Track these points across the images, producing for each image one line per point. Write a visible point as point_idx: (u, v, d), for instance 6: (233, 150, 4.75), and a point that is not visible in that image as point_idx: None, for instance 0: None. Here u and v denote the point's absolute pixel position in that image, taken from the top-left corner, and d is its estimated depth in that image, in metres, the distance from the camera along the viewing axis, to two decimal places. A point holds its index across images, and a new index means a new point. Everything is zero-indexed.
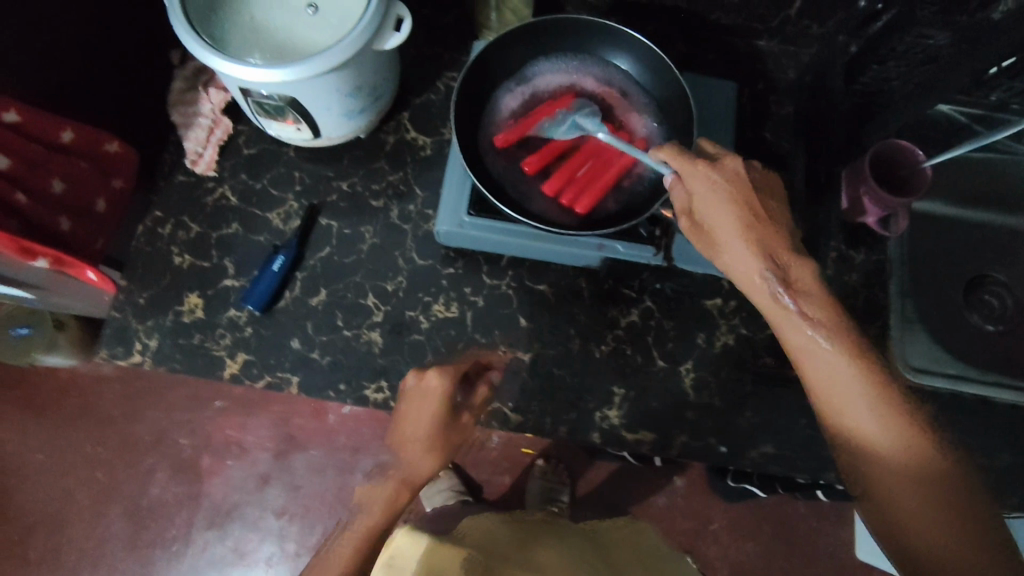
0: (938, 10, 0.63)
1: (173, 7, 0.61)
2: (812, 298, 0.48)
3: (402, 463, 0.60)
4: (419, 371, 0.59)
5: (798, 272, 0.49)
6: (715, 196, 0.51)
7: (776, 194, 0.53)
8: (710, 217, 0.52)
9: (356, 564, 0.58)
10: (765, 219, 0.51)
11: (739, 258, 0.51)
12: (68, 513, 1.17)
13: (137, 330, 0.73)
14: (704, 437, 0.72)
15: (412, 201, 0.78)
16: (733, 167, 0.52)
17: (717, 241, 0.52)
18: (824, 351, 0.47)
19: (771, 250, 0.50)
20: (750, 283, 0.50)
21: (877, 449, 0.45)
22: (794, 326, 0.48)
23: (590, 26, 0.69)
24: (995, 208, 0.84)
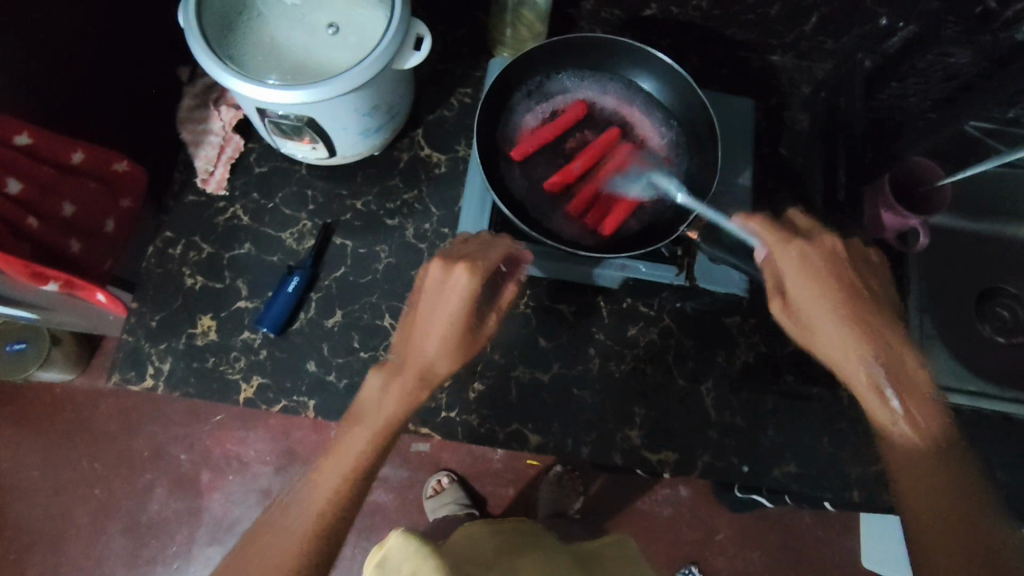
0: (961, 29, 0.64)
1: (192, 28, 0.59)
2: (913, 392, 0.53)
3: (419, 356, 0.54)
4: (446, 264, 0.54)
5: (899, 361, 0.53)
6: (816, 274, 0.55)
7: (870, 282, 0.57)
8: (814, 307, 0.54)
9: (367, 462, 0.54)
10: (868, 310, 0.54)
11: (840, 346, 0.53)
12: (65, 532, 1.16)
13: (150, 353, 0.71)
14: (726, 457, 0.71)
15: (428, 220, 0.77)
16: (836, 260, 0.56)
17: (816, 328, 0.54)
18: (913, 441, 0.52)
19: (876, 341, 0.53)
20: (845, 362, 0.53)
21: (941, 530, 0.49)
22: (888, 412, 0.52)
23: (611, 45, 0.70)
24: (1009, 223, 0.84)
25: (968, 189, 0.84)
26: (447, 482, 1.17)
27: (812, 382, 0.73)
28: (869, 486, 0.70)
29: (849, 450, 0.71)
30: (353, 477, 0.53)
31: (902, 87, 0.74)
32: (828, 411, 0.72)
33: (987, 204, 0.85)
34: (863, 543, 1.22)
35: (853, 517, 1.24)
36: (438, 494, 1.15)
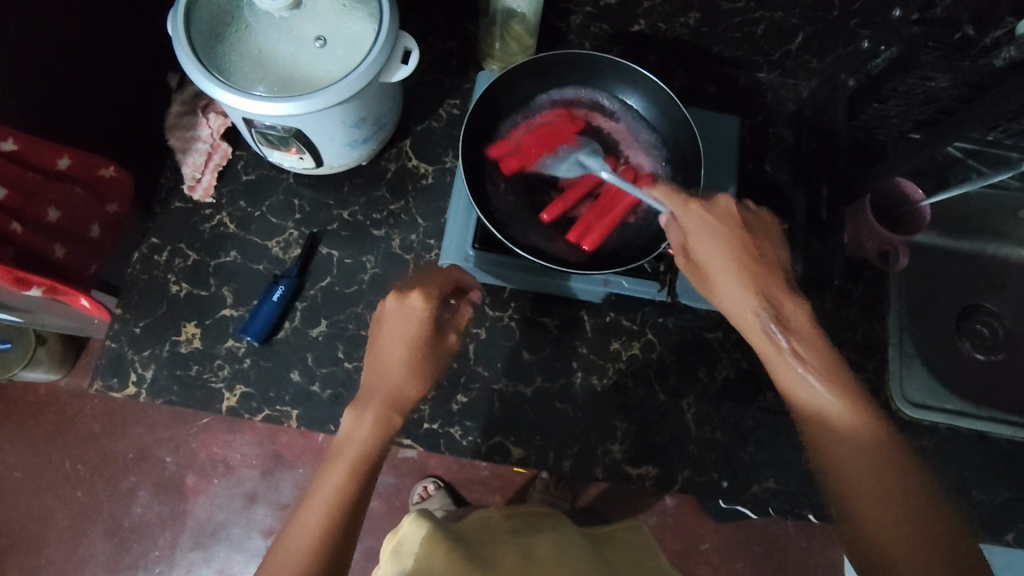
0: (940, 54, 0.64)
1: (180, 39, 0.59)
2: (806, 338, 0.51)
3: (389, 383, 0.55)
4: (399, 294, 0.57)
5: (789, 314, 0.52)
6: (710, 233, 0.55)
7: (772, 242, 0.56)
8: (710, 259, 0.54)
9: (349, 495, 0.52)
10: (760, 262, 0.54)
11: (738, 298, 0.53)
12: (47, 533, 1.15)
13: (133, 360, 0.71)
14: (706, 471, 0.72)
15: (414, 231, 0.78)
16: (734, 219, 0.55)
17: (715, 282, 0.54)
18: (814, 388, 0.49)
19: (767, 292, 0.53)
20: (744, 314, 0.53)
21: (852, 486, 0.45)
22: (786, 361, 0.50)
23: (598, 62, 0.71)
24: (989, 242, 0.86)
25: (951, 208, 0.85)
26: (433, 489, 1.18)
27: None
28: None
29: None
30: (339, 511, 0.51)
31: (883, 107, 0.74)
32: None
33: (969, 223, 0.85)
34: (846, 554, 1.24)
35: (836, 528, 1.26)
36: (425, 500, 1.16)
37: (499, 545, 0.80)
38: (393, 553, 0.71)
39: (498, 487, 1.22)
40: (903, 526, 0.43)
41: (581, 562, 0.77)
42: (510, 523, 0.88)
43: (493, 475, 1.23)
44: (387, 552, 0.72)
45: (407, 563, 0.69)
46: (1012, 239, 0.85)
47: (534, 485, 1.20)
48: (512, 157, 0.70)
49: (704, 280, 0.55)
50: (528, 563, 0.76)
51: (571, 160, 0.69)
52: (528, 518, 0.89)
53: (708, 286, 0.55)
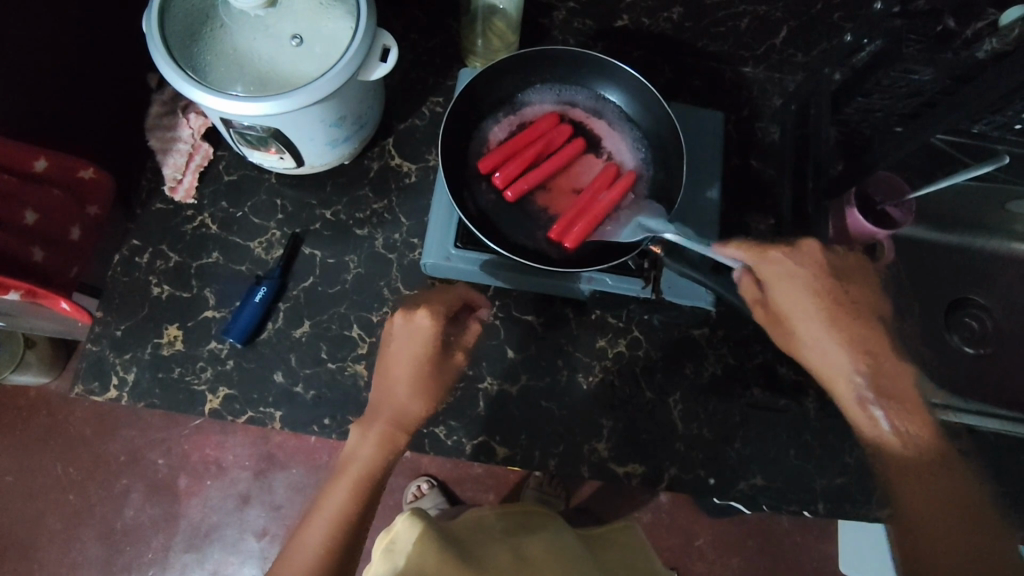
0: (921, 47, 0.64)
1: (153, 38, 0.59)
2: (894, 398, 0.57)
3: (393, 402, 0.58)
4: (407, 313, 0.59)
5: (882, 373, 0.58)
6: (801, 287, 0.60)
7: (867, 296, 0.62)
8: (795, 312, 0.59)
9: (349, 513, 0.54)
10: (864, 324, 0.59)
11: (828, 356, 0.59)
12: (38, 538, 1.15)
13: (114, 364, 0.71)
14: (693, 469, 0.71)
15: (398, 230, 0.77)
16: (822, 268, 0.61)
17: (797, 338, 0.60)
18: (891, 438, 0.56)
19: (864, 354, 0.58)
20: (837, 372, 0.58)
21: (935, 520, 0.52)
22: (875, 420, 0.57)
23: (579, 58, 0.72)
24: (976, 235, 0.86)
25: (939, 201, 0.84)
26: (426, 489, 1.18)
27: (779, 394, 0.73)
28: (833, 498, 0.71)
29: (815, 461, 0.72)
30: (339, 529, 0.54)
31: (867, 101, 0.73)
32: (795, 423, 0.73)
33: (955, 215, 0.85)
34: (841, 548, 1.24)
35: (831, 522, 1.25)
36: (418, 499, 1.17)
37: (490, 546, 0.79)
38: (385, 551, 0.70)
39: (491, 485, 1.22)
40: (955, 534, 0.51)
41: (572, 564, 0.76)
42: (501, 523, 0.86)
43: (486, 474, 1.23)
44: (378, 550, 0.70)
45: (398, 563, 0.68)
46: (997, 231, 0.86)
47: (527, 484, 1.20)
48: (495, 154, 0.69)
49: (786, 332, 0.60)
50: (521, 565, 0.74)
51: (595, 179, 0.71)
52: (522, 521, 0.87)
53: (789, 338, 0.60)
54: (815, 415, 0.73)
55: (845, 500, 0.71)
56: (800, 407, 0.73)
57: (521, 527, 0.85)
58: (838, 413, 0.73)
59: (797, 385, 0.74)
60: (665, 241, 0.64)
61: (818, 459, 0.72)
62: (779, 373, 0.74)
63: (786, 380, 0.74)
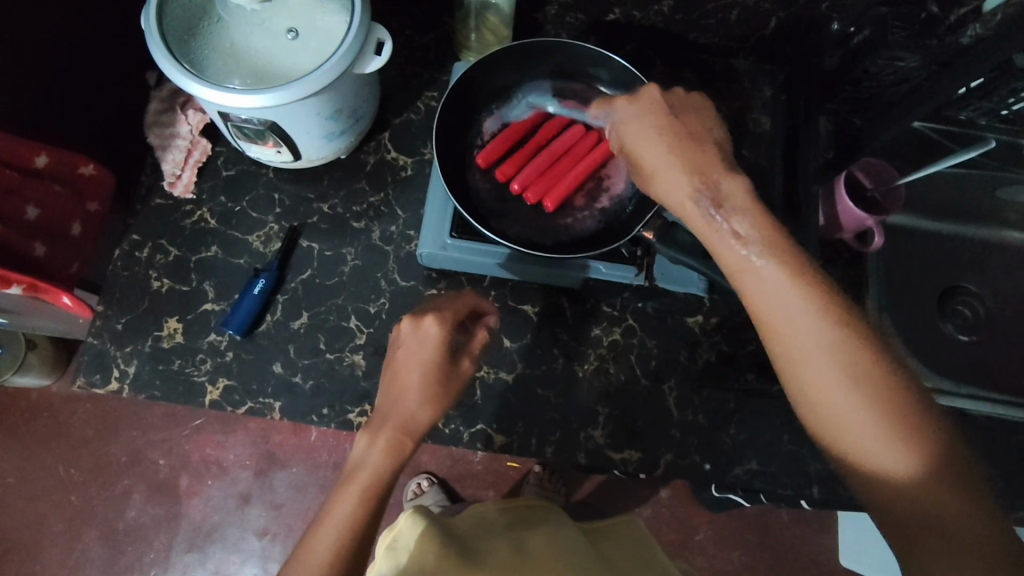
0: (907, 34, 0.68)
1: (152, 33, 0.59)
2: (742, 212, 0.48)
3: (401, 409, 0.57)
4: (415, 319, 0.59)
5: (727, 192, 0.49)
6: (641, 123, 0.54)
7: (709, 124, 0.54)
8: (643, 150, 0.53)
9: (361, 523, 0.52)
10: (699, 147, 0.52)
11: (676, 186, 0.51)
12: (42, 538, 1.16)
13: (115, 356, 0.71)
14: (689, 454, 0.72)
15: (394, 222, 0.78)
16: (656, 103, 0.55)
17: (653, 176, 0.53)
18: (755, 263, 0.46)
19: (709, 179, 0.50)
20: (680, 204, 0.50)
21: (885, 450, 0.40)
22: (727, 240, 0.47)
23: (570, 49, 0.74)
24: (967, 223, 0.86)
25: (930, 189, 0.85)
26: (427, 486, 1.20)
27: (773, 380, 0.74)
28: (828, 481, 0.71)
29: (809, 446, 0.72)
30: (348, 539, 0.51)
31: (856, 90, 0.76)
32: (788, 407, 0.73)
33: (947, 204, 0.86)
34: (842, 540, 1.24)
35: (830, 515, 1.26)
36: (419, 496, 1.19)
37: (492, 539, 0.80)
38: (387, 550, 0.72)
39: (491, 482, 1.23)
40: (912, 465, 0.40)
41: (573, 556, 0.77)
42: (502, 516, 0.88)
43: (486, 470, 1.24)
44: (382, 547, 0.73)
45: (401, 560, 0.69)
46: (989, 220, 0.86)
47: (527, 479, 1.21)
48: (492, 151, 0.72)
49: (646, 179, 0.54)
50: (521, 556, 0.75)
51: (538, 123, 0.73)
52: (523, 514, 0.88)
53: (643, 175, 0.54)
54: None
55: (842, 486, 0.71)
56: None
57: (521, 520, 0.86)
58: None
59: None
60: (658, 226, 0.66)
61: (813, 443, 0.72)
62: (773, 360, 0.75)
63: None
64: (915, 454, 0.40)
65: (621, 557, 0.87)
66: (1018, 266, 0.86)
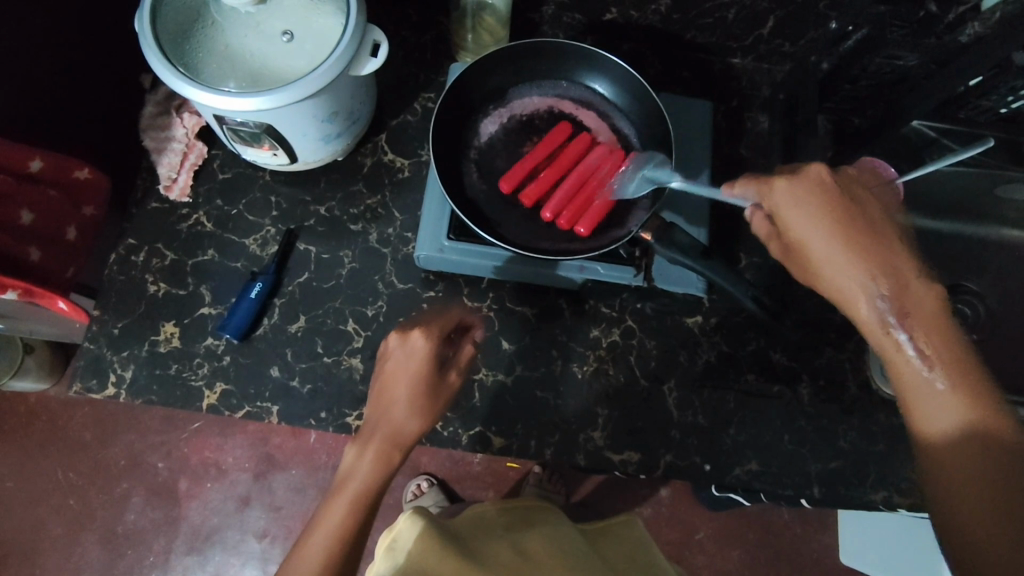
0: (906, 32, 0.67)
1: (146, 36, 0.59)
2: (927, 323, 0.48)
3: (390, 421, 0.58)
4: (402, 332, 0.58)
5: (910, 289, 0.50)
6: (805, 202, 0.52)
7: (884, 211, 0.53)
8: (810, 234, 0.52)
9: (349, 534, 0.55)
10: (888, 242, 0.51)
11: (841, 273, 0.51)
12: (40, 543, 1.15)
13: (112, 361, 0.71)
14: (689, 455, 0.71)
15: (391, 224, 0.78)
16: (827, 184, 0.52)
17: (816, 263, 0.52)
18: (925, 371, 0.47)
19: (887, 268, 0.50)
20: (849, 292, 0.51)
21: (951, 444, 0.45)
22: (900, 344, 0.48)
23: (568, 50, 0.74)
24: (966, 222, 0.86)
25: (928, 187, 0.85)
26: (427, 487, 1.19)
27: (774, 380, 0.74)
28: (828, 481, 0.71)
29: (809, 446, 0.72)
30: (338, 549, 0.54)
31: (854, 88, 0.76)
32: (788, 408, 0.73)
33: (945, 203, 0.86)
34: (843, 538, 1.24)
35: (831, 513, 1.26)
36: (418, 497, 1.18)
37: (492, 540, 0.80)
38: (386, 551, 0.71)
39: (491, 482, 1.24)
40: (978, 489, 0.43)
41: (573, 557, 0.77)
42: (501, 517, 0.87)
43: (486, 470, 1.24)
44: (381, 549, 0.72)
45: (398, 560, 0.69)
46: (988, 217, 0.86)
47: (527, 480, 1.21)
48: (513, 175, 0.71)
49: (803, 263, 0.53)
50: (521, 557, 0.75)
51: (639, 178, 0.68)
52: (523, 515, 0.88)
53: (805, 266, 0.53)
54: (809, 400, 0.73)
55: (842, 486, 0.71)
56: (793, 392, 0.74)
57: (521, 521, 0.86)
58: (831, 400, 0.73)
59: (791, 371, 0.75)
60: (656, 226, 0.64)
61: (813, 443, 0.72)
62: (772, 360, 0.75)
63: (779, 366, 0.75)
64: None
65: (620, 558, 0.87)
66: (1016, 264, 0.86)
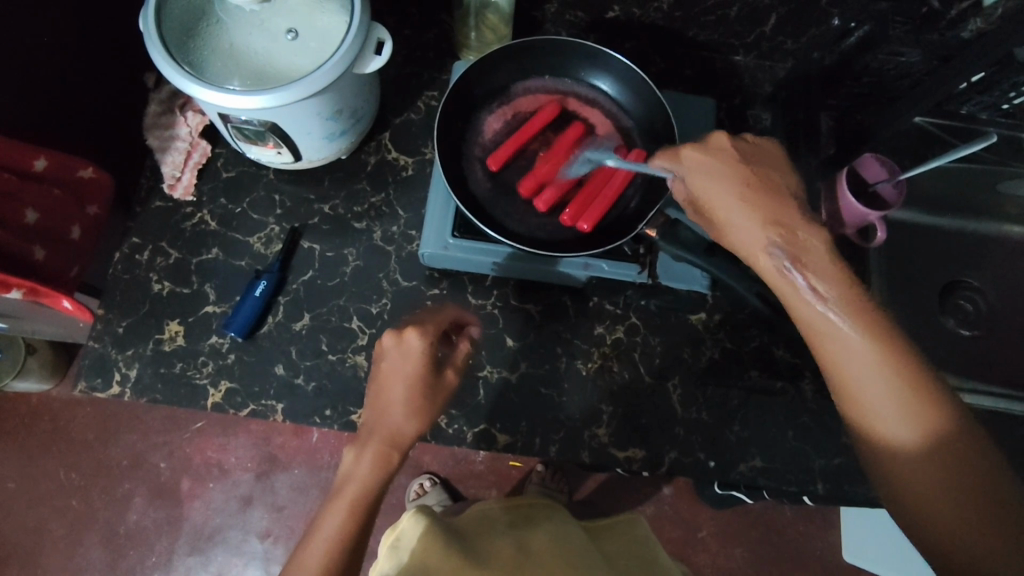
0: (908, 28, 0.69)
1: (151, 35, 0.59)
2: (823, 273, 0.50)
3: (388, 422, 0.58)
4: (398, 333, 0.58)
5: (803, 244, 0.51)
6: (710, 174, 0.55)
7: (778, 164, 0.56)
8: (712, 202, 0.55)
9: (350, 536, 0.54)
10: (769, 191, 0.54)
11: (748, 235, 0.53)
12: (42, 543, 1.15)
13: (116, 360, 0.71)
14: (693, 452, 0.71)
15: (395, 222, 0.78)
16: (731, 154, 0.55)
17: (720, 224, 0.55)
18: (834, 328, 0.48)
19: (782, 228, 0.52)
20: (752, 252, 0.53)
21: (906, 443, 0.46)
22: (804, 298, 0.50)
23: (570, 47, 0.74)
24: (969, 218, 0.86)
25: (931, 183, 0.85)
26: (429, 486, 1.19)
27: (777, 376, 0.74)
28: (833, 477, 0.71)
29: (813, 443, 0.72)
30: (337, 552, 0.53)
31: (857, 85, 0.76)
32: (792, 404, 0.73)
33: (948, 200, 0.86)
34: (845, 535, 1.24)
35: (833, 511, 1.26)
36: (421, 497, 1.18)
37: (495, 538, 0.80)
38: (390, 549, 0.72)
39: (494, 481, 1.24)
40: (939, 480, 0.44)
41: (576, 554, 0.77)
42: (504, 515, 0.88)
43: (489, 469, 1.24)
44: (385, 547, 0.73)
45: (402, 559, 0.69)
46: (991, 214, 0.86)
47: (529, 479, 1.21)
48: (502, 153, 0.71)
49: (709, 216, 0.56)
50: (524, 554, 0.75)
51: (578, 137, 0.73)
52: (526, 513, 0.88)
53: (710, 223, 0.56)
54: (813, 396, 0.73)
55: (846, 481, 0.71)
56: (796, 388, 0.74)
57: (524, 519, 0.86)
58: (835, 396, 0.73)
59: (794, 367, 0.75)
60: (660, 224, 0.66)
61: (816, 439, 0.72)
62: (776, 357, 0.75)
63: (782, 363, 0.75)
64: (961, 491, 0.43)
65: (624, 555, 0.87)
66: (1019, 261, 0.86)
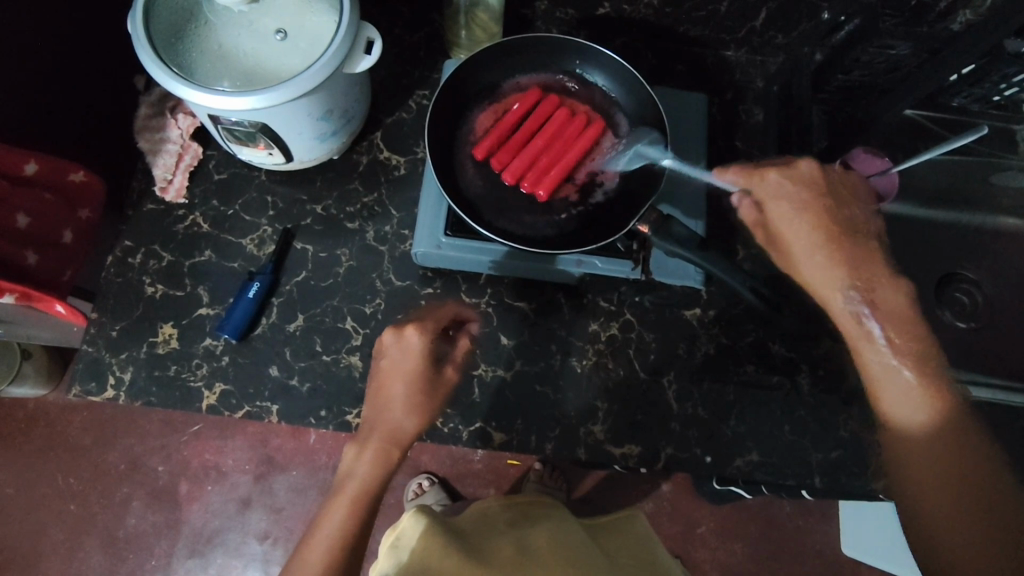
0: (898, 20, 0.68)
1: (139, 35, 0.59)
2: (900, 321, 0.56)
3: (387, 420, 0.58)
4: (397, 330, 0.58)
5: (879, 290, 0.58)
6: (794, 211, 0.61)
7: (863, 214, 0.63)
8: (789, 236, 0.61)
9: (352, 530, 0.55)
10: (855, 245, 0.60)
11: (818, 271, 0.59)
12: (42, 549, 1.16)
13: (111, 363, 0.70)
14: (689, 447, 0.71)
15: (388, 222, 0.78)
16: (823, 191, 0.62)
17: (794, 258, 0.61)
18: (895, 370, 0.54)
19: (862, 273, 0.58)
20: (825, 288, 0.59)
21: (924, 451, 0.51)
22: (866, 334, 0.56)
23: (560, 44, 0.74)
24: (963, 209, 0.86)
25: (925, 176, 0.85)
26: (427, 486, 1.20)
27: (772, 371, 0.74)
28: (829, 470, 0.71)
29: (809, 436, 0.72)
30: (341, 550, 0.54)
31: (847, 79, 0.76)
32: (788, 399, 0.73)
33: (941, 193, 0.86)
34: (843, 528, 1.24)
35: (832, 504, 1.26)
36: (419, 496, 1.18)
37: (492, 536, 0.80)
38: (390, 548, 0.71)
39: (492, 480, 1.24)
40: (939, 481, 0.49)
41: (574, 550, 0.77)
42: (502, 513, 0.88)
43: (487, 468, 1.24)
44: (385, 546, 0.72)
45: (403, 558, 0.69)
46: (984, 206, 0.87)
47: (528, 477, 1.21)
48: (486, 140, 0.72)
49: (783, 254, 0.62)
50: (523, 552, 0.75)
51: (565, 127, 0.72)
52: (525, 510, 0.89)
53: (786, 259, 0.62)
54: (809, 390, 0.73)
55: (843, 475, 0.71)
56: (792, 382, 0.74)
57: (522, 516, 0.87)
58: (831, 389, 0.73)
59: (790, 361, 0.75)
60: (653, 219, 0.64)
61: (813, 433, 0.72)
62: (771, 351, 0.75)
63: (777, 357, 0.75)
64: (962, 501, 0.48)
65: (621, 549, 0.88)
66: (1013, 252, 0.86)
